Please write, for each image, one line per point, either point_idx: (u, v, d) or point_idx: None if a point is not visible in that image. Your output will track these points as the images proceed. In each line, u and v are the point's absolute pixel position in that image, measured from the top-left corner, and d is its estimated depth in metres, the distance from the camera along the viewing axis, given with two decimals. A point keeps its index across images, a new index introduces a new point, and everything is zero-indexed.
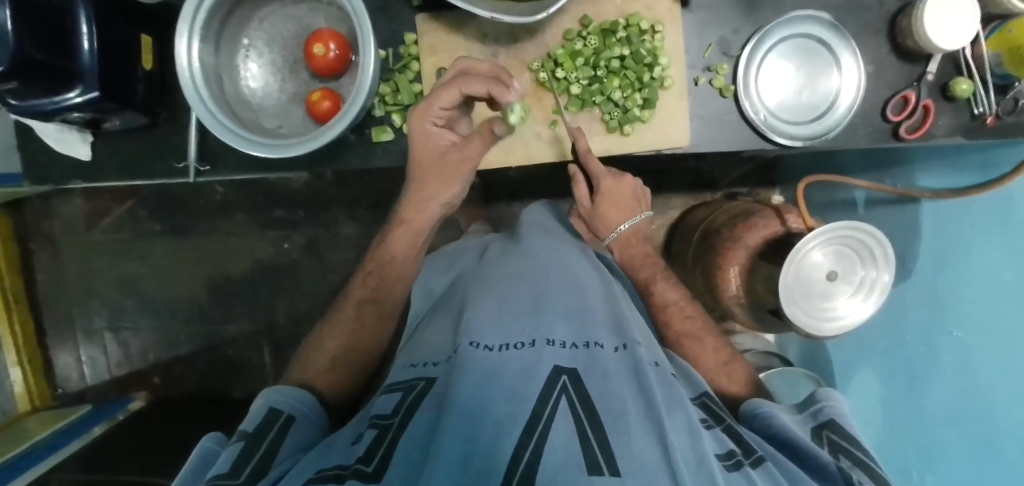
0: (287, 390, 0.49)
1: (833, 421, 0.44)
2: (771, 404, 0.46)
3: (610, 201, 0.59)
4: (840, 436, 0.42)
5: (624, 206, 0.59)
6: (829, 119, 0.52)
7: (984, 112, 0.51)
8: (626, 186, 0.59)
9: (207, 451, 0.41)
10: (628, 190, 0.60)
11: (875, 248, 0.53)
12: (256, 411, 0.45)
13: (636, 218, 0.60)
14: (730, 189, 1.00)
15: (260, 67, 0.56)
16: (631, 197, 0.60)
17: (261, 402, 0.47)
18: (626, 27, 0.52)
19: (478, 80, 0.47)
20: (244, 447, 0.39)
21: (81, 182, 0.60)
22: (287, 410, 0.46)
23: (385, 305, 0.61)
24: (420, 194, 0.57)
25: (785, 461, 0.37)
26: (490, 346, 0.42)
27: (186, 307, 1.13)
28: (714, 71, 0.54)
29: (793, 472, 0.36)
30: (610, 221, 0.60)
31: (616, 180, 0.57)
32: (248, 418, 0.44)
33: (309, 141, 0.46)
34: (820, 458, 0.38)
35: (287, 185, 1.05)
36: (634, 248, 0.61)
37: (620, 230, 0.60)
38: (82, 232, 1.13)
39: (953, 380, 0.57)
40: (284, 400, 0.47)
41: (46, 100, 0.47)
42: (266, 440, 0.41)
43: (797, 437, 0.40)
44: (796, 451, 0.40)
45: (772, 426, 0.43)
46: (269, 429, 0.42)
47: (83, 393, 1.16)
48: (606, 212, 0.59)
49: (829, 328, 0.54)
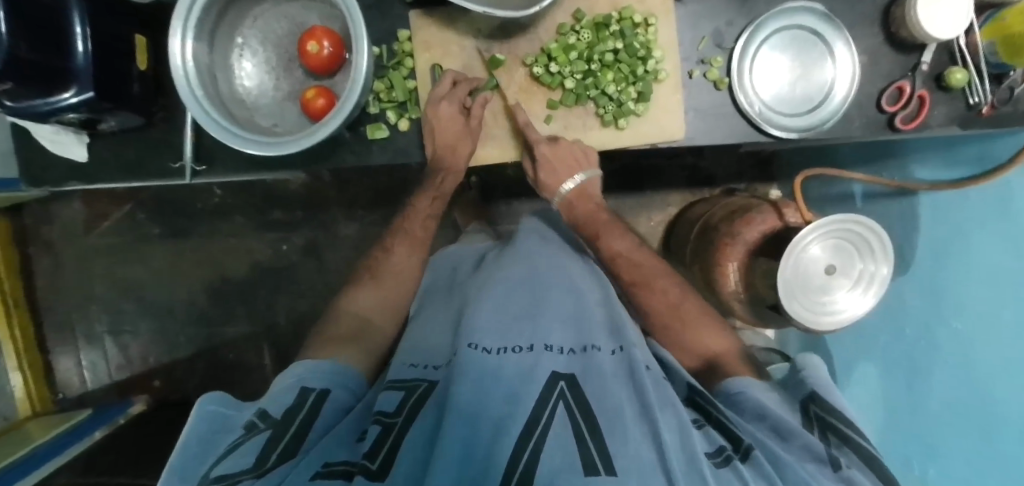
0: (318, 364, 0.49)
1: (819, 396, 0.44)
2: (753, 384, 0.44)
3: (548, 169, 0.57)
4: (824, 410, 0.42)
5: (565, 169, 0.57)
6: (825, 110, 0.52)
7: (979, 102, 0.51)
8: (562, 148, 0.55)
9: (211, 417, 0.41)
10: (566, 152, 0.56)
11: (873, 242, 0.53)
12: (285, 390, 0.45)
13: (579, 176, 0.58)
14: (729, 185, 1.00)
15: (255, 66, 0.56)
16: (571, 154, 0.56)
17: (292, 381, 0.46)
18: (619, 21, 0.53)
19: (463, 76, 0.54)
20: (269, 439, 0.38)
21: (77, 183, 0.60)
22: (318, 386, 0.46)
23: (383, 304, 0.61)
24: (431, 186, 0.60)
25: (767, 444, 0.36)
26: (489, 349, 0.41)
27: (185, 310, 1.13)
28: (709, 64, 0.54)
29: (774, 454, 0.36)
30: (552, 185, 0.59)
31: (553, 146, 0.54)
32: (279, 396, 0.44)
33: (302, 139, 0.46)
34: (805, 441, 0.37)
35: (285, 187, 1.06)
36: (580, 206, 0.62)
37: (563, 189, 0.60)
38: (81, 236, 1.13)
39: (953, 373, 0.56)
40: (314, 377, 0.47)
41: (40, 101, 0.46)
42: (294, 424, 0.40)
43: (778, 419, 0.39)
44: (778, 432, 0.39)
45: (754, 406, 0.41)
46: (298, 412, 0.42)
47: (83, 399, 1.16)
48: (547, 179, 0.58)
49: (827, 321, 0.54)
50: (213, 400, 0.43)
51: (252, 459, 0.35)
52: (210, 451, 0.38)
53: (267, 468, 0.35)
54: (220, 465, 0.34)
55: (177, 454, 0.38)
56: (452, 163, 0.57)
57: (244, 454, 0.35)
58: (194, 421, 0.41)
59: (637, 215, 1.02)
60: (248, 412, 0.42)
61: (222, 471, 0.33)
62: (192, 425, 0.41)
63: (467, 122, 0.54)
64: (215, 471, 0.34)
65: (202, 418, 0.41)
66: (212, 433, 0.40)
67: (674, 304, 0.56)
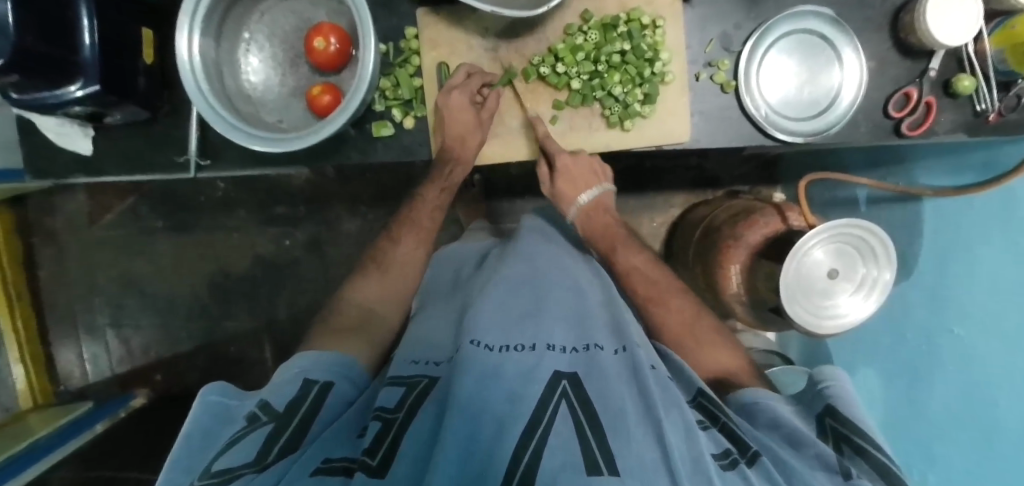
0: (320, 357, 0.49)
1: (833, 407, 0.44)
2: (768, 395, 0.45)
3: (568, 179, 0.57)
4: (840, 423, 0.42)
5: (581, 181, 0.57)
6: (831, 115, 0.52)
7: (986, 109, 0.51)
8: (583, 160, 0.56)
9: (213, 409, 0.41)
10: (586, 164, 0.57)
11: (877, 245, 0.53)
12: (288, 380, 0.45)
13: (594, 190, 0.59)
14: (732, 187, 1.00)
15: (261, 62, 0.56)
16: (590, 172, 0.58)
17: (294, 372, 0.47)
18: (627, 22, 0.52)
19: (471, 75, 0.54)
20: (271, 432, 0.38)
21: (82, 176, 0.60)
22: (322, 378, 0.46)
23: (384, 301, 0.61)
24: (437, 183, 0.60)
25: (781, 456, 0.37)
26: (491, 346, 0.42)
27: (188, 303, 1.14)
28: (716, 66, 0.54)
29: (788, 466, 0.36)
30: (568, 196, 0.59)
31: (573, 157, 0.55)
32: (282, 387, 0.44)
33: (309, 136, 0.46)
34: (817, 449, 0.38)
35: (290, 182, 1.05)
36: (594, 219, 0.61)
37: (580, 202, 0.60)
38: (84, 228, 1.13)
39: (956, 380, 0.56)
40: (316, 369, 0.47)
41: (47, 93, 0.47)
42: (296, 417, 0.40)
43: (794, 430, 0.40)
44: (793, 442, 0.40)
45: (771, 416, 0.42)
46: (301, 405, 0.42)
47: (85, 391, 1.16)
48: (564, 189, 0.58)
49: (829, 325, 0.54)
50: (218, 390, 0.43)
51: (253, 453, 0.35)
52: (211, 443, 0.38)
53: (268, 462, 0.35)
54: (221, 458, 0.35)
55: (178, 444, 0.38)
56: (461, 154, 0.55)
57: (245, 448, 0.35)
58: (195, 412, 0.41)
59: (640, 217, 1.02)
60: (250, 404, 0.42)
61: (224, 465, 0.34)
62: (194, 417, 0.41)
63: (479, 116, 0.54)
64: (216, 465, 0.34)
65: (203, 409, 0.41)
66: (213, 424, 0.40)
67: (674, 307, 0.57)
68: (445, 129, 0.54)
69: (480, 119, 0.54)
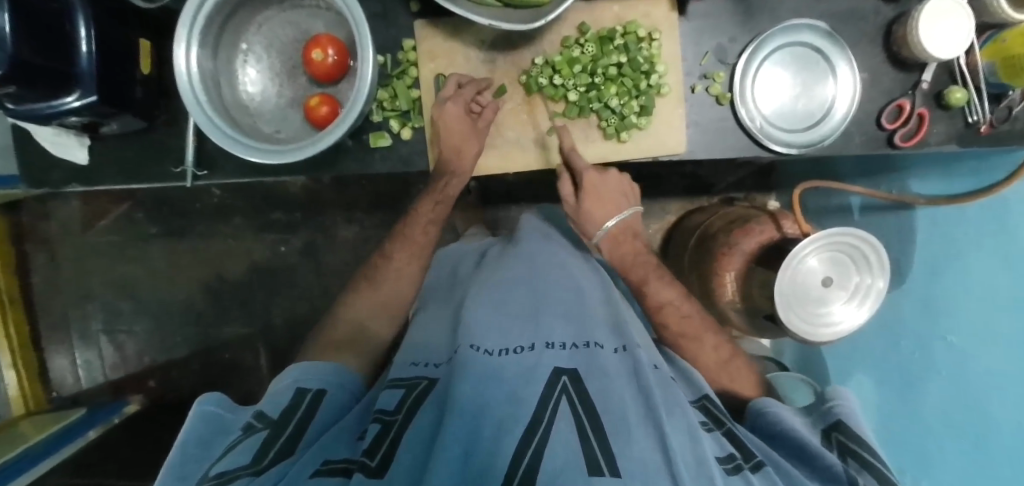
0: (317, 366, 0.49)
1: (842, 424, 0.44)
2: (779, 405, 0.46)
3: (595, 198, 0.56)
4: (847, 438, 0.42)
5: (607, 199, 0.56)
6: (825, 126, 0.53)
7: (977, 120, 0.52)
8: (611, 180, 0.56)
9: (208, 418, 0.41)
10: (613, 186, 0.56)
11: (869, 254, 0.53)
12: (282, 390, 0.45)
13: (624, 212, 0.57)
14: (727, 193, 1.01)
15: (258, 73, 0.56)
16: (617, 191, 0.57)
17: (287, 382, 0.47)
18: (624, 35, 0.53)
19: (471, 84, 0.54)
20: (264, 439, 0.37)
21: (77, 186, 0.60)
22: (314, 387, 0.46)
23: (381, 308, 0.61)
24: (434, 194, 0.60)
25: (787, 467, 0.37)
26: (490, 350, 0.42)
27: (183, 309, 1.13)
28: (711, 79, 0.54)
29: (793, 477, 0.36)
30: (596, 218, 0.57)
31: (599, 174, 0.55)
32: (275, 396, 0.44)
33: (307, 147, 0.46)
34: (827, 462, 0.38)
35: (285, 188, 1.05)
36: (624, 246, 0.57)
37: (608, 225, 0.57)
38: (78, 233, 1.12)
39: (952, 383, 0.57)
40: (311, 378, 0.47)
41: (44, 104, 0.46)
42: (291, 425, 0.40)
43: (804, 442, 0.40)
44: (803, 457, 0.40)
45: (782, 430, 0.42)
46: (295, 412, 0.42)
47: (77, 397, 1.15)
48: (592, 209, 0.56)
49: (825, 332, 0.54)
50: (214, 399, 0.43)
51: (249, 457, 0.35)
52: (208, 453, 0.38)
53: (263, 466, 0.34)
54: (219, 463, 0.34)
55: (176, 453, 0.38)
56: (459, 166, 0.55)
57: (240, 454, 0.35)
58: (191, 421, 0.41)
59: None
60: (246, 416, 0.42)
61: (220, 469, 0.33)
62: (190, 426, 0.40)
63: (477, 124, 0.54)
64: (214, 470, 0.33)
65: (200, 419, 0.41)
66: (210, 435, 0.40)
67: (692, 327, 0.56)
68: (444, 138, 0.53)
69: (478, 132, 0.54)
